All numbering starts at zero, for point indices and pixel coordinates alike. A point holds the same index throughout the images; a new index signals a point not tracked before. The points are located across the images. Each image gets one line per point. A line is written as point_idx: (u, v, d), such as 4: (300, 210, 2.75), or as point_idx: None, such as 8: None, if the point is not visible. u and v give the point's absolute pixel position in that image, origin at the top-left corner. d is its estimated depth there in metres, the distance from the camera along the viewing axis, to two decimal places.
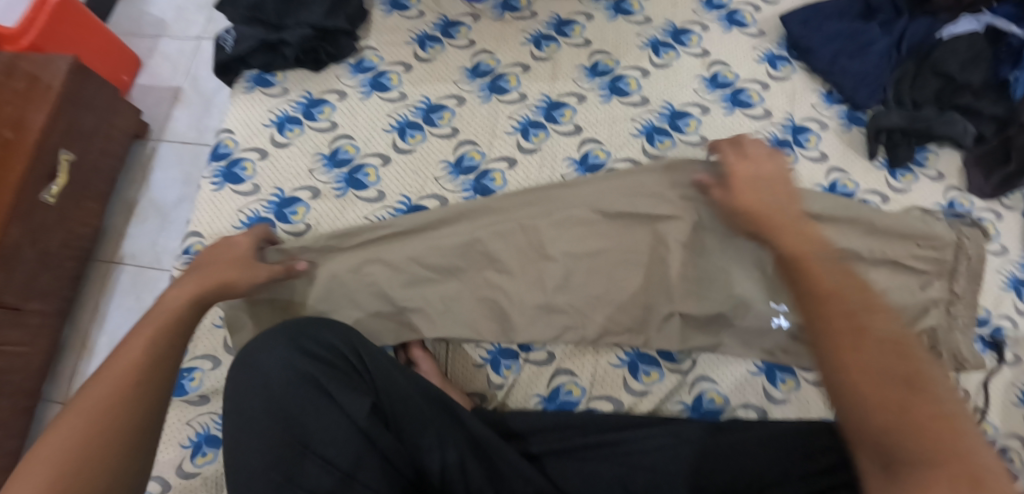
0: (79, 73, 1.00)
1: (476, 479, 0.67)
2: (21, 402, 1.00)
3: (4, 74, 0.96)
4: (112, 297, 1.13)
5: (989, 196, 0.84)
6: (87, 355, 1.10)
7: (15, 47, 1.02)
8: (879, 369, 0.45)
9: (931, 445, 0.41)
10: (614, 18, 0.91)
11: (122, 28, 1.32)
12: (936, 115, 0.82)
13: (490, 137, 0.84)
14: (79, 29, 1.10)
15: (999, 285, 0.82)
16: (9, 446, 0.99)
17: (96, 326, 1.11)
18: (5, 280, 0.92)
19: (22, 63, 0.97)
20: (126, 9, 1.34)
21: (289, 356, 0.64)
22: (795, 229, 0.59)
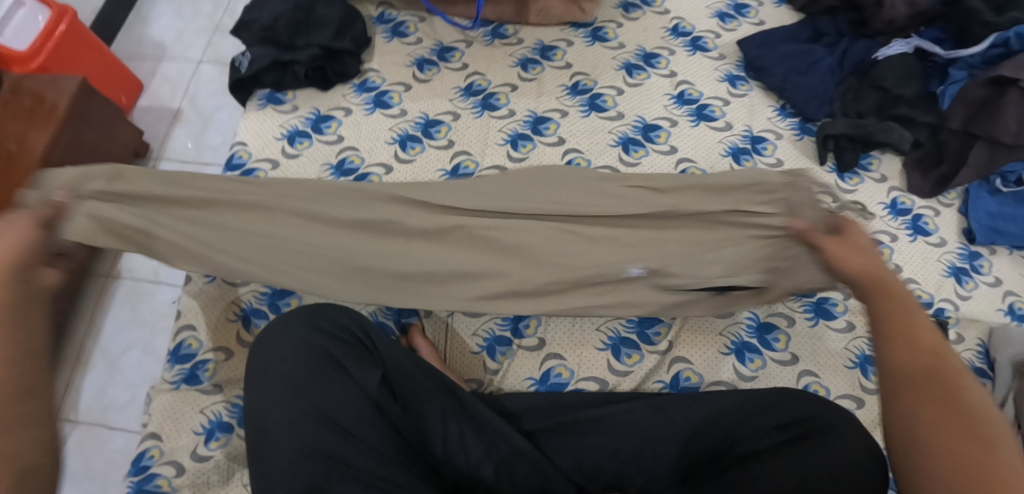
0: (83, 93, 1.08)
1: (475, 451, 0.73)
2: None
3: (11, 93, 1.04)
4: (108, 310, 1.17)
5: (928, 194, 0.95)
6: (80, 369, 1.12)
7: (25, 69, 1.09)
8: (932, 416, 0.50)
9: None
10: (592, 44, 1.02)
11: (125, 51, 1.40)
12: (876, 124, 0.94)
13: (482, 147, 0.93)
14: (84, 52, 1.17)
15: (940, 273, 0.92)
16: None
17: (92, 339, 1.14)
18: None
19: (28, 82, 1.05)
20: (127, 35, 1.42)
21: (308, 335, 0.71)
22: (856, 250, 0.65)
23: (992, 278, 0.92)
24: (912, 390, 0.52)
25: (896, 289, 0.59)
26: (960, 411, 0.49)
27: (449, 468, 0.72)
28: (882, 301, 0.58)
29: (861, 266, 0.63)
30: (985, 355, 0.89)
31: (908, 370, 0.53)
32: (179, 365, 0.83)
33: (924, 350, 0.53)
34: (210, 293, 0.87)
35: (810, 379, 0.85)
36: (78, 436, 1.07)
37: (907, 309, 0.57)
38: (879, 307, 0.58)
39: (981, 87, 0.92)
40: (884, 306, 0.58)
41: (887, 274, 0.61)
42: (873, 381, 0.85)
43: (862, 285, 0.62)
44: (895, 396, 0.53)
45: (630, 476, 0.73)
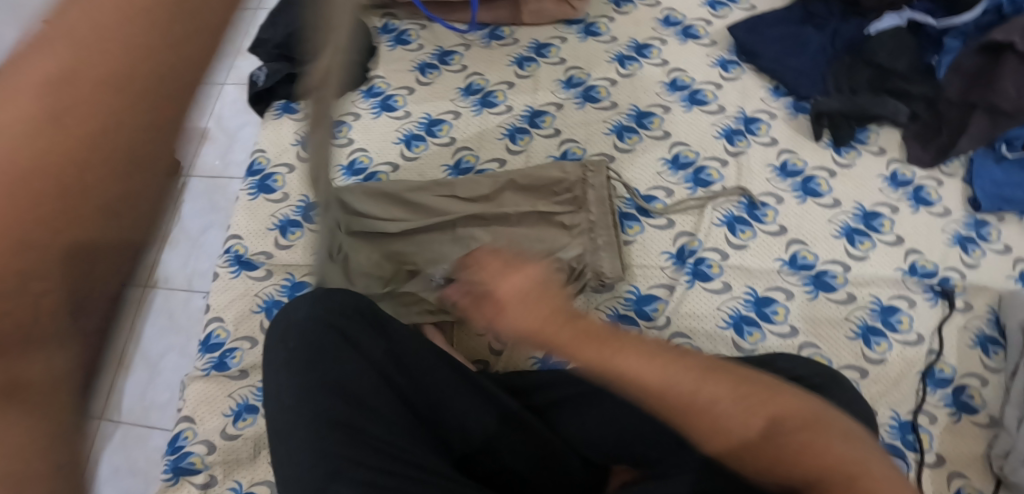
0: None
1: (480, 422, 0.76)
2: None
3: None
4: (146, 318, 1.26)
5: (929, 164, 0.94)
6: (122, 371, 1.22)
7: None
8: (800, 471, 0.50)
9: (838, 471, 0.49)
10: (585, 39, 1.06)
11: None
12: (869, 98, 0.96)
13: (482, 142, 0.98)
14: None
15: (945, 242, 0.91)
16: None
17: (132, 346, 1.24)
18: None
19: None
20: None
21: (317, 311, 0.76)
22: (626, 347, 0.52)
23: (1002, 246, 0.91)
24: (726, 418, 0.51)
25: (564, 338, 0.52)
26: (779, 411, 0.52)
27: (456, 436, 0.76)
28: (689, 389, 0.51)
29: (587, 339, 0.52)
30: (996, 322, 0.87)
31: (714, 405, 0.51)
32: (210, 353, 0.90)
33: (698, 370, 0.53)
34: (235, 288, 0.93)
35: (812, 350, 0.85)
36: (122, 434, 1.16)
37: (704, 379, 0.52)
38: (631, 382, 0.51)
39: (973, 55, 0.93)
40: (642, 376, 0.51)
41: (677, 364, 0.52)
42: (875, 351, 0.86)
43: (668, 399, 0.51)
44: (715, 434, 0.51)
45: (630, 444, 0.76)
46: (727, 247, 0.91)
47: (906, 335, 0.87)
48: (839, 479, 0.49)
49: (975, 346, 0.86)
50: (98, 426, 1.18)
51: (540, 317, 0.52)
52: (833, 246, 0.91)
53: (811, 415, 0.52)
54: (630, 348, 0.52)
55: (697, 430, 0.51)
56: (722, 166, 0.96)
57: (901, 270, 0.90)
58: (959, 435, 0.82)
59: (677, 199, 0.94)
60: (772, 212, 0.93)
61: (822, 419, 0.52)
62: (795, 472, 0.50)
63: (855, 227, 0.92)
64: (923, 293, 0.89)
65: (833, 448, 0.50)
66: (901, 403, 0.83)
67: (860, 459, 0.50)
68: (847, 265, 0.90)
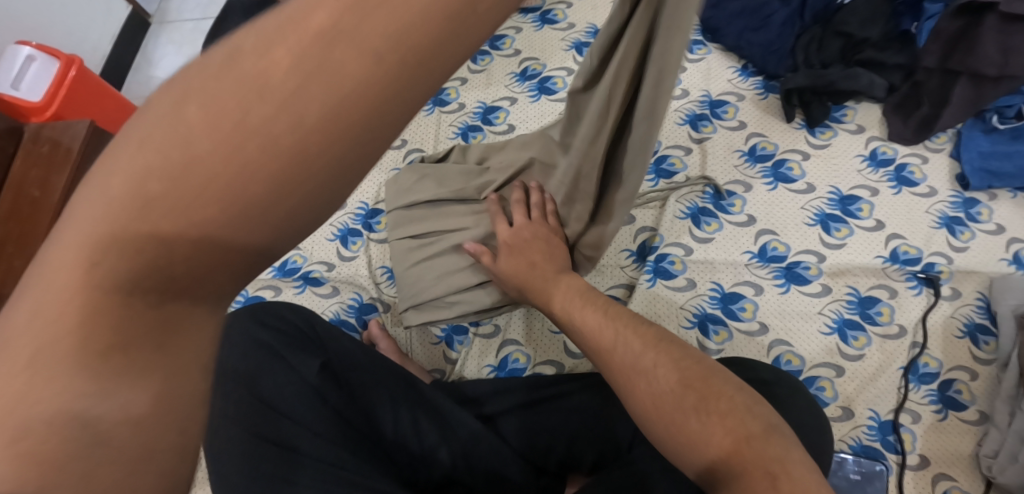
0: (93, 135, 1.23)
1: (428, 434, 0.75)
2: None
3: (32, 142, 1.21)
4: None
5: (911, 140, 0.87)
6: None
7: (41, 117, 1.24)
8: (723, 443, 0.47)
9: (759, 472, 0.45)
10: (541, 28, 1.01)
11: (135, 92, 1.53)
12: (841, 71, 0.88)
13: (435, 143, 0.94)
14: (94, 97, 1.32)
15: (930, 225, 0.85)
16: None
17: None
18: None
19: (45, 132, 1.22)
20: (136, 75, 1.55)
21: (252, 330, 0.76)
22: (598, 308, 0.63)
23: (993, 226, 0.84)
24: (676, 415, 0.50)
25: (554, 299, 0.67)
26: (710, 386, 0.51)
27: (401, 452, 0.74)
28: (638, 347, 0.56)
29: (589, 323, 0.62)
30: (987, 309, 0.80)
31: (661, 397, 0.52)
32: None
33: (666, 361, 0.54)
34: None
35: (782, 349, 0.80)
36: None
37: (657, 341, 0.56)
38: (603, 360, 0.58)
39: (952, 19, 0.84)
40: (611, 359, 0.57)
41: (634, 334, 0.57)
42: (852, 346, 0.80)
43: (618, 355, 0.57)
44: (672, 439, 0.50)
45: (582, 451, 0.74)
46: (691, 241, 0.86)
47: (886, 328, 0.81)
48: (759, 475, 0.45)
49: (964, 336, 0.80)
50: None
51: (566, 285, 0.68)
52: (806, 234, 0.85)
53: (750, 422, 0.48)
54: (612, 330, 0.59)
55: (652, 423, 0.52)
56: (686, 154, 0.90)
57: (880, 258, 0.84)
58: (944, 432, 0.76)
59: (638, 192, 0.89)
60: (740, 201, 0.88)
61: (747, 414, 0.49)
62: (728, 459, 0.47)
63: (830, 213, 0.86)
64: (905, 281, 0.82)
65: (754, 447, 0.46)
66: (881, 401, 0.78)
67: (777, 456, 0.45)
68: (821, 255, 0.84)
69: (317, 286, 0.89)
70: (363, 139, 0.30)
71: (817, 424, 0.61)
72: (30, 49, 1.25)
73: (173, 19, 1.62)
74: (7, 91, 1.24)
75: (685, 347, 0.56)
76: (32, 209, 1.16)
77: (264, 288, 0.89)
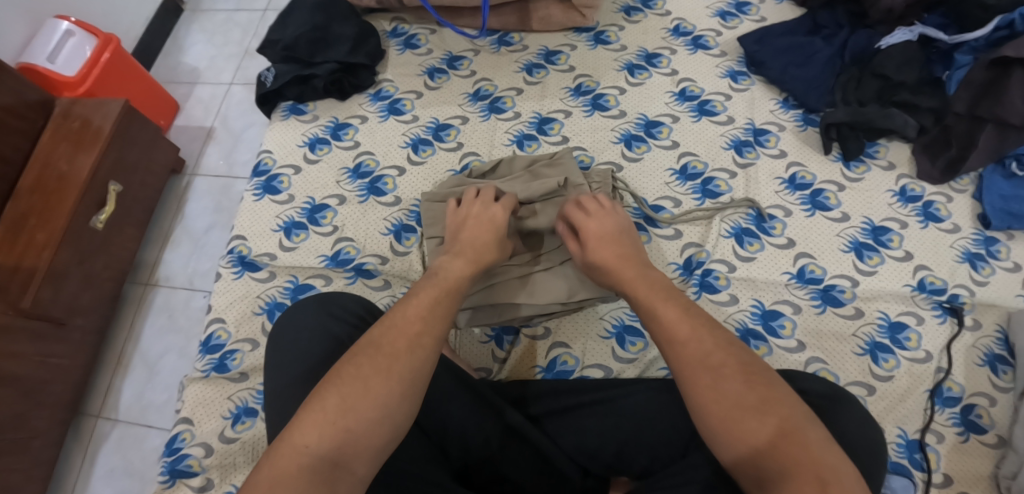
0: (126, 115, 1.17)
1: (487, 433, 0.76)
2: (59, 413, 1.10)
3: (63, 117, 1.15)
4: (146, 317, 1.25)
5: (938, 180, 0.94)
6: (121, 370, 1.21)
7: (74, 93, 1.21)
8: (781, 459, 0.53)
9: (808, 473, 0.51)
10: (595, 47, 1.06)
11: (164, 77, 1.52)
12: (878, 111, 0.94)
13: (490, 148, 0.98)
14: (127, 78, 1.30)
15: (954, 258, 0.90)
16: (49, 453, 1.10)
17: (132, 344, 1.23)
18: (53, 296, 1.06)
19: (77, 107, 1.16)
20: (165, 60, 1.55)
21: (322, 319, 0.76)
22: (669, 299, 0.65)
23: (1011, 264, 0.89)
24: (736, 411, 0.55)
25: (645, 296, 0.67)
26: (773, 404, 0.55)
27: (457, 448, 0.75)
28: (703, 349, 0.59)
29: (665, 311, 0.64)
30: (1005, 341, 0.85)
31: (729, 393, 0.56)
32: (209, 354, 0.89)
33: (735, 363, 0.58)
34: (235, 291, 0.92)
35: (818, 365, 0.84)
36: (119, 434, 1.16)
37: (720, 352, 0.59)
38: (673, 349, 0.61)
39: (984, 69, 0.92)
40: (682, 349, 0.60)
41: (703, 334, 0.60)
42: (883, 367, 0.85)
43: (688, 352, 0.60)
44: (714, 433, 0.56)
45: (631, 455, 0.75)
46: (734, 259, 0.90)
47: (914, 352, 0.85)
48: (811, 482, 0.51)
49: (984, 364, 0.84)
50: (94, 425, 1.17)
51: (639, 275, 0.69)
52: (840, 260, 0.90)
53: (803, 426, 0.54)
54: (679, 322, 0.62)
55: (710, 428, 0.56)
56: (730, 178, 0.95)
57: (909, 286, 0.89)
58: (965, 454, 0.80)
59: (685, 209, 0.93)
60: (780, 224, 0.92)
61: (803, 421, 0.55)
62: (782, 470, 0.52)
63: (863, 242, 0.91)
64: (932, 309, 0.87)
65: (806, 457, 0.52)
66: (908, 422, 0.82)
67: (825, 461, 0.52)
68: (855, 280, 0.89)
69: (369, 278, 0.90)
70: (422, 351, 0.60)
71: (867, 434, 0.68)
72: (68, 24, 1.24)
73: (207, 8, 1.62)
74: (41, 63, 1.20)
75: (753, 356, 0.60)
76: (58, 183, 1.09)
77: (314, 276, 0.91)
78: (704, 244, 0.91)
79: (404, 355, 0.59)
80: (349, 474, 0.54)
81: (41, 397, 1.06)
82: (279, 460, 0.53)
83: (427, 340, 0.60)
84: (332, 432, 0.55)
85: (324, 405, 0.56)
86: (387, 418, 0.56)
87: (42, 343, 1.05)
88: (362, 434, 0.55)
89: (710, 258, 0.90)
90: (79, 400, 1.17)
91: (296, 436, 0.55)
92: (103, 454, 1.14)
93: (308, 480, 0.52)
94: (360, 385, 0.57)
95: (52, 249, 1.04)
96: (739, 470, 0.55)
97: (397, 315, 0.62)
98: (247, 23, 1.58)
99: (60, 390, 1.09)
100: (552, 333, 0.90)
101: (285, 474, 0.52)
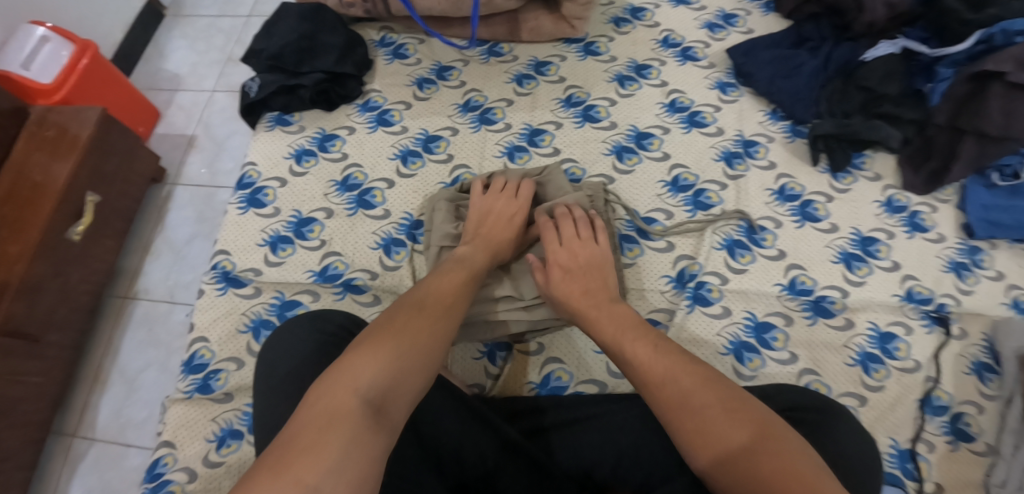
0: (105, 123, 1.13)
1: (481, 448, 0.74)
2: (31, 434, 1.05)
3: (36, 125, 1.10)
4: (124, 331, 1.21)
5: (922, 190, 0.95)
6: (99, 387, 1.16)
7: (49, 101, 1.17)
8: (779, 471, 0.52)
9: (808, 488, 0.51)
10: (584, 58, 1.06)
11: (142, 83, 1.48)
12: (863, 123, 0.95)
13: (481, 160, 0.97)
14: (105, 84, 1.25)
15: (939, 268, 0.91)
16: (20, 476, 1.05)
17: (108, 360, 1.18)
18: (27, 311, 1.02)
19: (52, 115, 1.11)
20: (142, 65, 1.50)
21: (312, 337, 0.74)
22: (644, 337, 0.67)
23: (995, 272, 0.91)
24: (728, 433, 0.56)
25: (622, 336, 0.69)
26: (757, 427, 0.56)
27: (451, 466, 0.73)
28: (682, 379, 0.61)
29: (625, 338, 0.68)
30: (990, 349, 0.87)
31: (714, 418, 0.57)
32: (193, 374, 0.86)
33: (716, 392, 0.60)
34: (220, 308, 0.89)
35: (811, 377, 0.85)
36: (96, 453, 1.11)
37: (695, 385, 0.60)
38: (652, 383, 0.62)
39: (963, 83, 0.92)
40: (661, 383, 0.61)
41: (687, 365, 0.63)
42: (874, 377, 0.85)
43: (665, 388, 0.61)
44: (693, 437, 0.57)
45: (629, 471, 0.73)
46: (726, 271, 0.90)
47: (904, 362, 0.86)
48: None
49: (972, 372, 0.86)
50: (70, 444, 1.12)
51: (608, 312, 0.73)
52: (831, 270, 0.91)
53: (786, 437, 0.56)
54: (664, 353, 0.64)
55: (699, 448, 0.56)
56: (721, 189, 0.96)
57: (898, 296, 0.90)
58: (956, 462, 0.81)
59: (677, 221, 0.93)
60: (771, 236, 0.93)
61: (794, 444, 0.55)
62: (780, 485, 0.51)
63: (853, 252, 0.92)
64: (920, 319, 0.88)
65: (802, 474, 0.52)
66: (900, 431, 0.83)
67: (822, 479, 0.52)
68: (845, 291, 0.90)
69: (359, 294, 0.88)
70: (448, 325, 0.65)
71: (864, 444, 0.69)
72: (44, 30, 1.20)
73: (188, 13, 1.58)
74: (14, 70, 1.16)
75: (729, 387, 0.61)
76: (32, 193, 1.05)
77: (302, 292, 0.89)
78: (698, 258, 0.91)
79: (437, 323, 0.64)
80: (394, 411, 0.55)
81: (12, 417, 1.01)
82: (328, 399, 0.54)
83: (453, 314, 0.66)
84: (383, 367, 0.57)
85: (369, 348, 0.58)
86: (429, 368, 0.60)
87: (14, 361, 1.00)
88: (405, 372, 0.58)
89: (703, 270, 0.90)
90: (53, 419, 1.12)
91: (346, 375, 0.56)
92: (79, 475, 1.10)
93: (358, 414, 0.53)
94: (405, 333, 0.61)
95: (26, 262, 1.00)
96: (715, 477, 0.56)
97: (430, 291, 0.68)
98: (226, 28, 1.54)
99: (34, 410, 1.05)
100: (545, 348, 0.89)
101: (336, 409, 0.53)
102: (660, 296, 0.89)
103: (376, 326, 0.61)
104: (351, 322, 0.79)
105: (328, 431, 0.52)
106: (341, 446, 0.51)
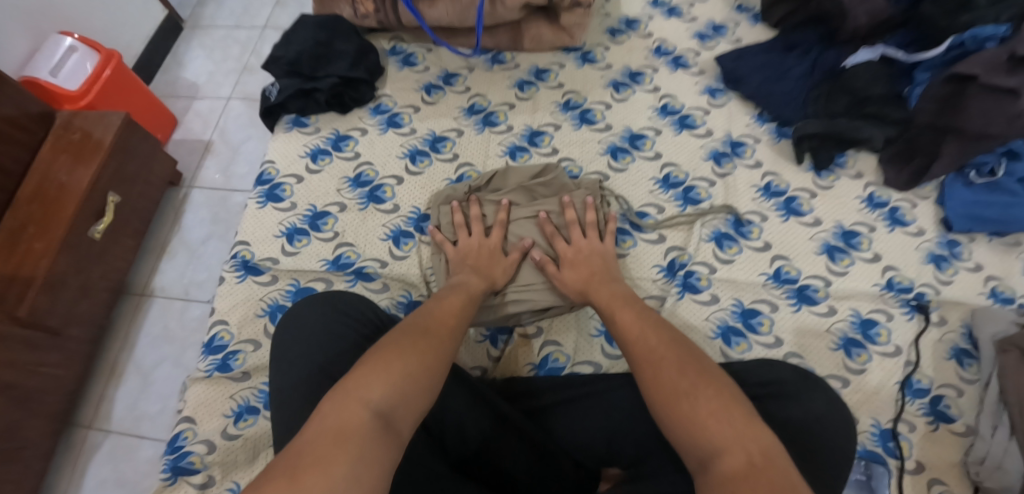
0: (126, 128, 1.21)
1: (483, 423, 0.79)
2: (51, 422, 1.11)
3: (63, 129, 1.19)
4: (141, 326, 1.28)
5: (903, 187, 1.00)
6: (115, 380, 1.23)
7: (75, 106, 1.26)
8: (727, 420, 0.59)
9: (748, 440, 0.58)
10: (582, 66, 1.13)
11: (164, 92, 1.57)
12: (847, 123, 1.00)
13: (484, 159, 1.03)
14: (126, 92, 1.34)
15: (920, 260, 0.96)
16: (38, 465, 1.10)
17: (125, 354, 1.25)
18: (49, 305, 1.09)
19: (77, 120, 1.20)
20: (165, 76, 1.60)
21: (325, 314, 0.80)
22: (629, 308, 0.76)
23: (973, 264, 0.95)
24: (688, 387, 0.62)
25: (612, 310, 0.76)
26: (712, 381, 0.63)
27: (454, 440, 0.78)
28: (660, 341, 0.68)
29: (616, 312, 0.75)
30: (970, 336, 0.90)
31: (678, 374, 0.64)
32: (212, 355, 0.92)
33: (686, 353, 0.67)
34: (238, 294, 0.95)
35: (796, 361, 0.89)
36: (110, 444, 1.17)
37: (670, 347, 0.67)
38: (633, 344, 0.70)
39: (942, 85, 0.98)
40: (639, 344, 0.69)
41: (667, 333, 0.70)
42: (856, 361, 0.90)
43: (640, 353, 0.68)
44: (684, 415, 0.61)
45: (620, 446, 0.79)
46: (715, 261, 0.96)
47: (886, 347, 0.90)
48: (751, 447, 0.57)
49: (951, 357, 0.89)
50: (85, 435, 1.18)
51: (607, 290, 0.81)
52: (815, 261, 0.96)
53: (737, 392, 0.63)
54: (655, 332, 0.70)
55: (663, 402, 0.63)
56: (710, 186, 1.01)
57: (878, 286, 0.94)
58: (936, 442, 0.85)
59: (668, 215, 0.99)
60: (757, 229, 0.98)
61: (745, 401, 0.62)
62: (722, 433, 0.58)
63: (835, 245, 0.97)
64: (900, 307, 0.93)
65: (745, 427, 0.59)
66: (881, 412, 0.87)
67: (764, 435, 0.58)
68: (828, 280, 0.95)
69: (369, 281, 0.94)
70: (448, 345, 0.70)
71: (838, 416, 0.73)
72: (71, 40, 1.29)
73: (211, 29, 1.68)
74: (43, 76, 1.25)
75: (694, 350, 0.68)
76: (58, 192, 1.13)
77: (316, 280, 0.95)
78: (688, 249, 0.96)
79: (437, 342, 0.69)
80: (401, 426, 0.60)
81: (35, 405, 1.07)
82: (340, 414, 0.58)
83: (452, 333, 0.72)
84: (389, 384, 0.62)
85: (376, 364, 0.63)
86: (432, 384, 0.65)
87: (38, 352, 1.07)
88: (416, 392, 0.63)
89: (694, 261, 0.96)
90: (72, 409, 1.18)
91: (357, 390, 0.60)
92: (93, 465, 1.15)
93: (368, 430, 0.58)
94: (408, 347, 0.66)
95: (49, 259, 1.08)
96: (703, 450, 0.59)
97: (433, 313, 0.74)
98: (245, 40, 1.64)
99: (54, 400, 1.11)
100: (543, 331, 0.94)
101: (347, 424, 0.58)
102: (654, 285, 0.95)
103: (380, 345, 0.66)
104: (365, 303, 0.84)
105: (340, 447, 0.56)
106: (354, 459, 0.55)
